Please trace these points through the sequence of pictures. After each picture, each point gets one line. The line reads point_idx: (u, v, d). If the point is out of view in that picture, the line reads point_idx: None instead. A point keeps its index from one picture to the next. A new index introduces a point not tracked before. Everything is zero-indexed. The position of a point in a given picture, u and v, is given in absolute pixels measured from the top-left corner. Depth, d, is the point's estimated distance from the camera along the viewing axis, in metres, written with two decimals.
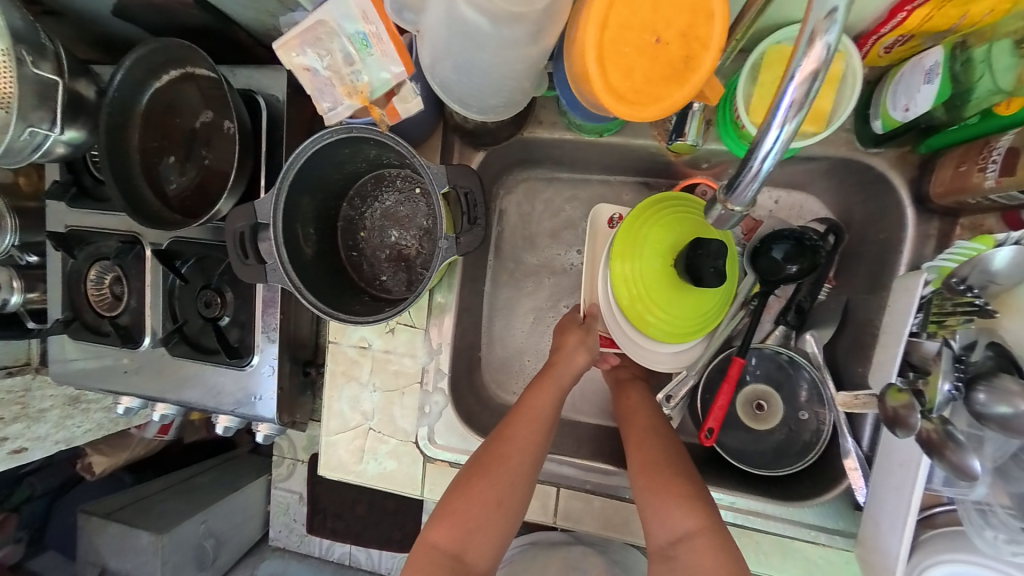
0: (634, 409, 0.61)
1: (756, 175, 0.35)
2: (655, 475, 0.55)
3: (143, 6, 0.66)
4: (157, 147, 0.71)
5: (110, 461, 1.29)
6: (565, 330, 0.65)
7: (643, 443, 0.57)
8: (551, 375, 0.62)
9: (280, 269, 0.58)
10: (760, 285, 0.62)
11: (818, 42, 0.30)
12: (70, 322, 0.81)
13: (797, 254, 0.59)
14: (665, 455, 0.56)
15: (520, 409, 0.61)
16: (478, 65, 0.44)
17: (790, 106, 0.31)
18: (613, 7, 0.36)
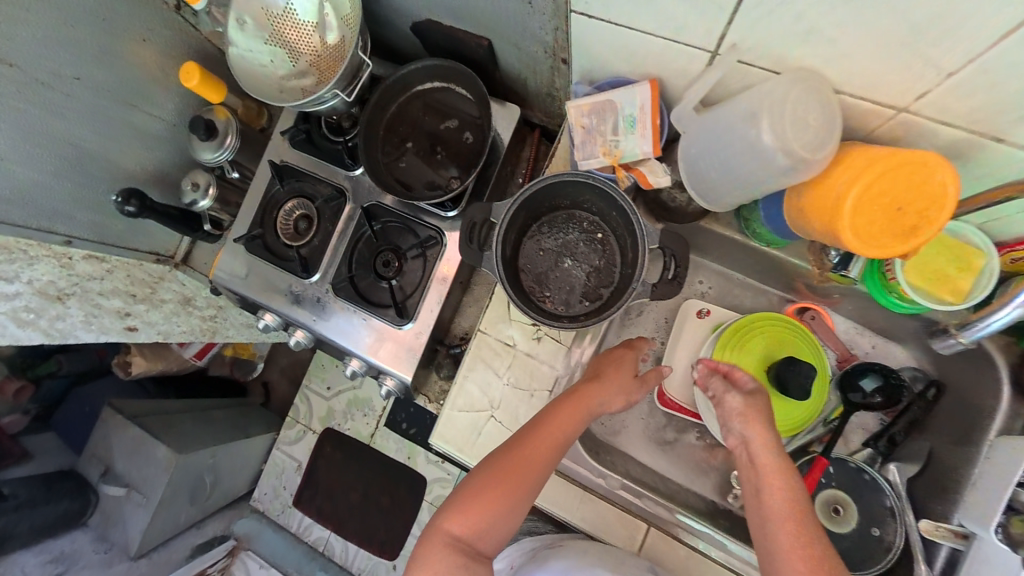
0: (759, 435, 0.66)
1: None
2: (784, 499, 0.60)
3: (440, 33, 0.82)
4: (400, 130, 0.86)
5: (147, 366, 1.55)
6: (601, 366, 0.75)
7: (776, 466, 0.63)
8: (580, 399, 0.70)
9: (494, 259, 0.70)
10: (842, 407, 0.79)
11: None
12: (254, 238, 0.92)
13: (884, 389, 0.74)
14: (797, 485, 0.61)
15: (544, 423, 0.69)
16: (738, 173, 0.59)
17: None
18: (878, 177, 0.48)
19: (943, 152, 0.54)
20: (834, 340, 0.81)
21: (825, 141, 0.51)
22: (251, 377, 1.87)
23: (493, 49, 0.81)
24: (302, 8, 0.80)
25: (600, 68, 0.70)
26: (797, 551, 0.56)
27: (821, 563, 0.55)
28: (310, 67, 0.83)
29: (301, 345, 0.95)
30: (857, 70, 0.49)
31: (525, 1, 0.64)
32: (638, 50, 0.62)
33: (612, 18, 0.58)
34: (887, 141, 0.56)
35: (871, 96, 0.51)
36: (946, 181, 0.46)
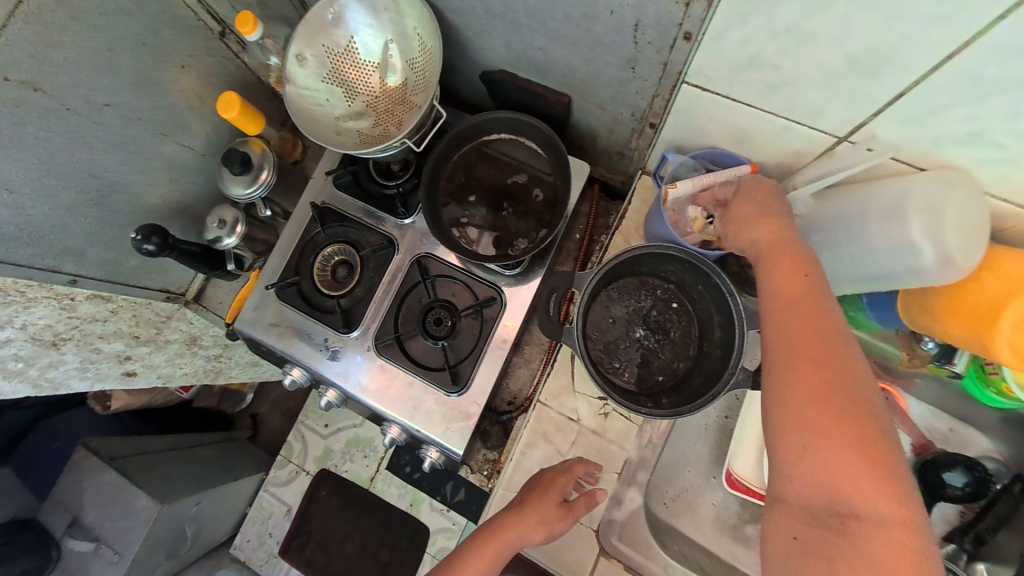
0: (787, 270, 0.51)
1: None
2: (814, 344, 0.47)
3: (518, 86, 0.78)
4: (464, 182, 0.80)
5: (131, 399, 1.42)
6: (529, 490, 0.68)
7: (802, 301, 0.49)
8: (496, 541, 0.63)
9: (577, 334, 0.64)
10: (922, 498, 0.74)
11: None
12: (288, 286, 0.83)
13: (969, 481, 0.70)
14: (833, 327, 0.47)
15: (455, 564, 0.63)
16: (866, 267, 0.55)
17: None
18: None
19: None
20: (907, 424, 0.78)
21: (973, 248, 0.49)
22: (240, 410, 1.76)
23: (571, 107, 0.78)
24: (365, 46, 0.75)
25: (695, 137, 0.67)
26: (810, 405, 0.46)
27: (854, 428, 0.44)
28: (367, 108, 0.78)
29: (332, 405, 0.85)
30: (1012, 177, 0.46)
31: (630, 66, 0.61)
32: (749, 127, 0.60)
33: (733, 95, 0.55)
34: (1014, 242, 0.54)
35: (1016, 200, 0.49)
36: None
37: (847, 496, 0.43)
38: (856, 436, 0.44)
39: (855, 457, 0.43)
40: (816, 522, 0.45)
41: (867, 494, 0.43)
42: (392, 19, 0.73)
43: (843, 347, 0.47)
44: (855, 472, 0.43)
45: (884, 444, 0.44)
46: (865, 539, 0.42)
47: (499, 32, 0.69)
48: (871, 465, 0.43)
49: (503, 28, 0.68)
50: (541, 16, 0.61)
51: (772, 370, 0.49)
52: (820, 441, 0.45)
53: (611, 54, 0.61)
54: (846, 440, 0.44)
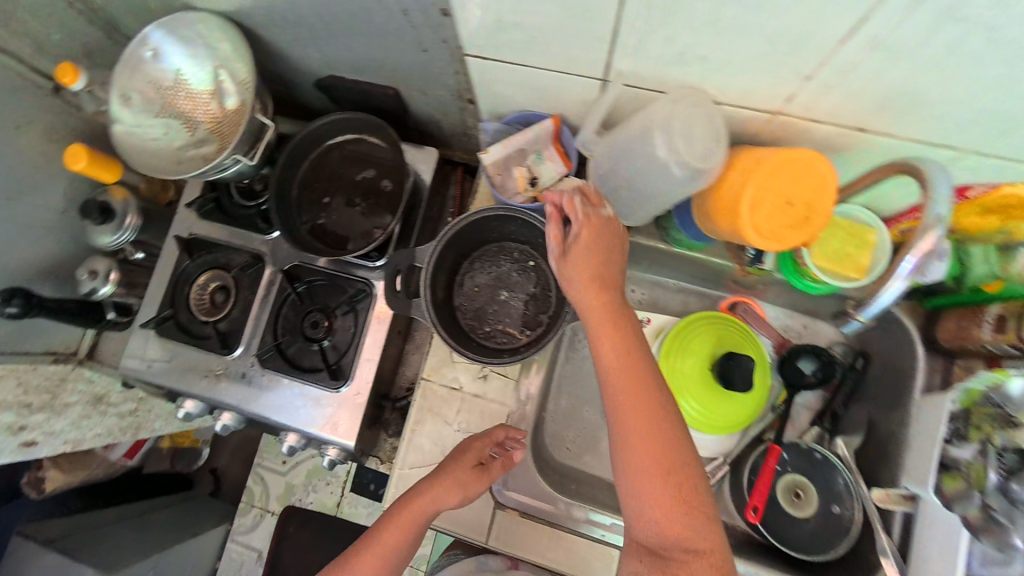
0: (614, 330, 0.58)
1: (879, 302, 0.55)
2: (643, 407, 0.55)
3: (348, 88, 0.82)
4: (316, 186, 0.83)
5: (64, 480, 1.35)
6: (450, 459, 0.70)
7: (629, 365, 0.57)
8: (410, 512, 0.68)
9: (424, 306, 0.68)
10: (786, 391, 0.82)
11: (930, 237, 0.49)
12: (165, 320, 0.85)
13: (818, 366, 0.78)
14: (654, 391, 0.56)
15: (376, 534, 0.69)
16: (647, 190, 0.61)
17: (910, 269, 0.51)
18: (765, 180, 0.51)
19: (824, 148, 0.59)
20: (768, 328, 0.84)
21: (713, 152, 0.55)
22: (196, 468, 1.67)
23: (401, 97, 0.82)
24: (195, 76, 0.77)
25: (504, 104, 0.71)
26: (647, 459, 0.54)
27: (675, 485, 0.53)
28: (211, 134, 0.80)
29: (229, 430, 0.85)
30: (732, 84, 0.52)
31: (422, 48, 0.65)
32: (536, 84, 0.64)
33: (504, 56, 0.60)
34: (772, 141, 0.60)
35: (749, 103, 0.55)
36: (827, 178, 0.51)
37: (667, 537, 0.53)
38: (680, 479, 0.54)
39: (680, 498, 0.53)
40: (661, 557, 0.53)
41: (694, 530, 0.52)
42: (213, 48, 0.76)
43: (659, 389, 0.56)
44: (678, 513, 0.53)
45: (694, 491, 0.54)
46: (687, 565, 0.51)
47: (308, 38, 0.73)
48: (682, 509, 0.53)
49: (309, 35, 0.72)
50: (329, 16, 0.65)
51: (614, 430, 0.56)
52: (649, 496, 0.54)
53: (402, 40, 0.65)
54: (670, 496, 0.53)
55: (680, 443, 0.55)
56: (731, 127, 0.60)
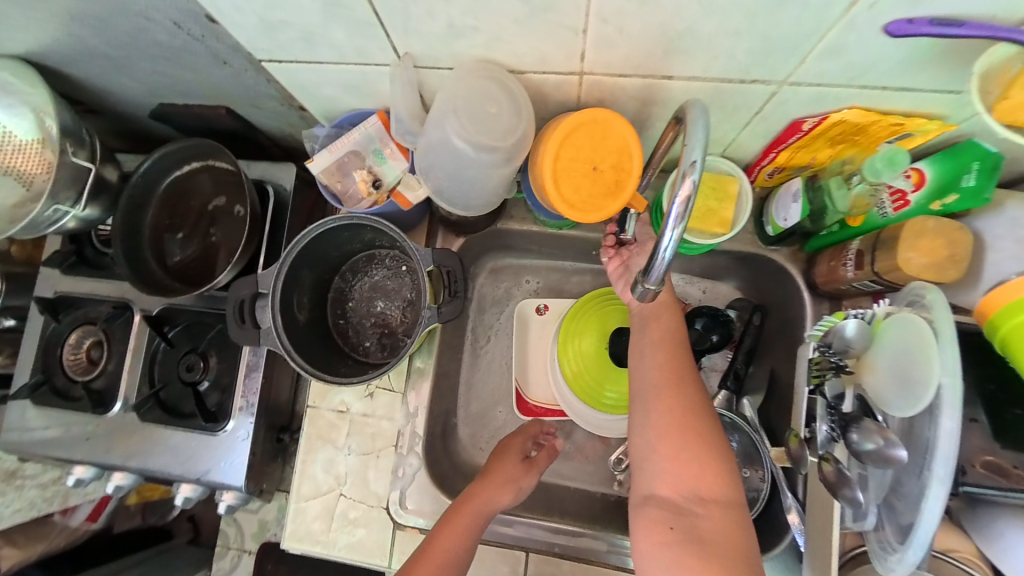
0: (662, 321, 0.61)
1: (663, 261, 0.40)
2: (672, 356, 0.58)
3: (182, 113, 0.77)
4: (168, 224, 0.79)
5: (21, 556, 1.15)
6: (499, 460, 0.69)
7: (668, 337, 0.60)
8: (467, 510, 0.63)
9: (275, 334, 0.64)
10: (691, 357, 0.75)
11: (687, 178, 0.37)
12: (38, 386, 0.81)
13: (714, 326, 0.73)
14: (680, 358, 0.58)
15: (428, 548, 0.61)
16: (465, 180, 0.57)
17: (677, 217, 0.38)
18: (565, 145, 0.48)
19: (646, 102, 0.55)
20: None
21: (512, 129, 0.52)
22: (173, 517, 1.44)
23: (238, 114, 0.76)
24: (20, 127, 0.68)
25: (331, 108, 0.67)
26: (670, 411, 0.55)
27: (687, 424, 0.54)
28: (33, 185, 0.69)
29: (124, 490, 0.81)
30: (516, 51, 0.48)
31: (221, 61, 0.63)
32: (343, 82, 0.60)
33: (293, 58, 0.56)
34: (595, 104, 0.56)
35: (549, 68, 0.50)
36: (627, 136, 0.48)
37: (685, 486, 0.52)
38: (693, 429, 0.54)
39: (698, 449, 0.53)
40: (682, 512, 0.51)
41: (711, 478, 0.52)
42: (29, 95, 0.68)
43: (695, 405, 0.55)
44: (697, 468, 0.53)
45: (708, 432, 0.54)
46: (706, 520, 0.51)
47: (116, 70, 0.68)
48: (701, 453, 0.53)
49: (114, 65, 0.67)
50: (113, 39, 0.61)
51: (645, 376, 0.58)
52: (670, 437, 0.54)
53: (198, 55, 0.61)
54: (684, 436, 0.53)
55: (699, 397, 0.56)
56: (546, 95, 0.55)
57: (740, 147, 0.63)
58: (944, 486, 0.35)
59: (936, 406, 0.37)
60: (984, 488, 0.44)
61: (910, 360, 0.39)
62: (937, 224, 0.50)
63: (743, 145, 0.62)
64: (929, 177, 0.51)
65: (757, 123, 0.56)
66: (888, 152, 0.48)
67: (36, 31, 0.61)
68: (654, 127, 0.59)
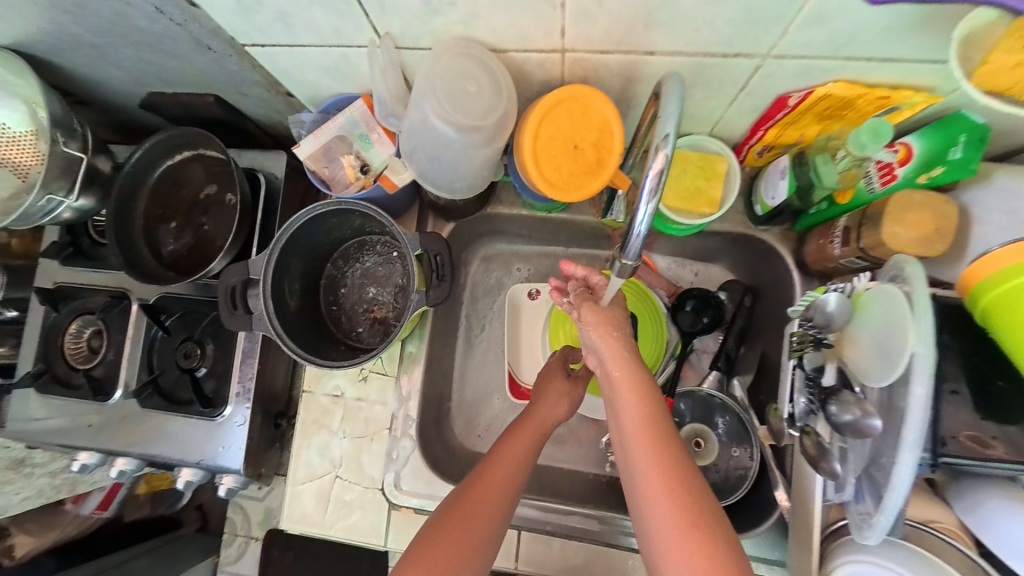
0: (640, 404, 0.52)
1: (638, 235, 0.40)
2: (653, 438, 0.50)
3: (171, 102, 0.78)
4: (161, 214, 0.79)
5: (34, 542, 1.18)
6: (548, 379, 0.69)
7: (645, 417, 0.51)
8: (531, 423, 0.63)
9: (267, 319, 0.65)
10: (682, 341, 0.76)
11: (660, 153, 0.37)
12: (40, 375, 0.82)
13: (705, 307, 0.73)
14: (667, 454, 0.49)
15: (495, 456, 0.60)
16: (447, 162, 0.57)
17: (650, 191, 0.38)
18: (545, 124, 0.48)
19: (628, 79, 0.54)
20: (660, 280, 0.78)
21: (493, 109, 0.52)
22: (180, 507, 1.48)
23: (226, 102, 0.77)
24: (10, 119, 0.68)
25: (317, 93, 0.67)
26: (667, 512, 0.46)
27: (687, 521, 0.46)
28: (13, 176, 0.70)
29: (126, 475, 0.82)
30: (495, 28, 0.48)
31: (205, 47, 0.63)
32: (326, 65, 0.60)
33: (275, 41, 0.56)
34: (579, 83, 0.56)
35: (530, 45, 0.50)
36: (607, 113, 0.48)
37: None
38: (699, 545, 0.44)
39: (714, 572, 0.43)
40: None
41: None
42: (17, 86, 0.68)
43: (692, 492, 0.47)
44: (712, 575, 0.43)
45: (713, 524, 0.46)
46: None
47: (102, 58, 0.68)
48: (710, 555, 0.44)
49: (100, 54, 0.67)
50: (97, 26, 0.61)
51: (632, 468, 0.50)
52: (672, 542, 0.45)
53: (182, 40, 0.61)
54: (686, 536, 0.45)
55: (695, 483, 0.48)
56: (528, 74, 0.55)
57: (728, 125, 0.62)
58: (913, 454, 0.36)
59: (908, 376, 0.37)
60: (966, 460, 0.44)
61: (888, 332, 0.39)
62: (923, 197, 0.49)
63: (731, 123, 0.61)
64: (917, 150, 0.51)
65: (743, 99, 0.56)
66: (874, 124, 0.47)
67: (21, 20, 0.61)
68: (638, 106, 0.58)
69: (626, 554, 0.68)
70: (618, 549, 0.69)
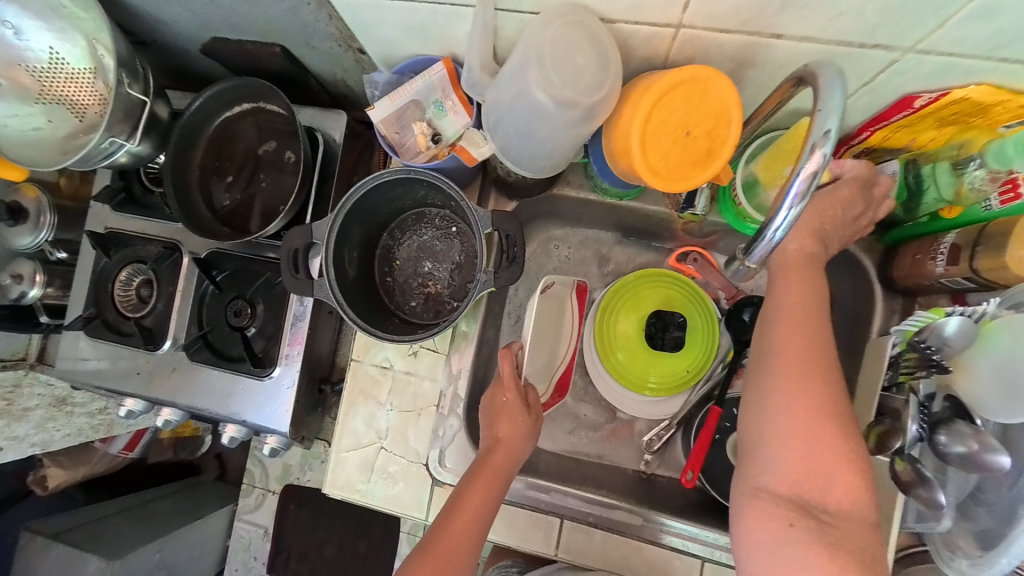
0: (799, 290, 0.48)
1: (770, 243, 0.38)
2: (805, 325, 0.47)
3: (234, 50, 0.74)
4: (216, 166, 0.77)
5: (67, 475, 1.24)
6: (499, 415, 0.65)
7: (805, 309, 0.48)
8: (492, 468, 0.62)
9: (327, 285, 0.63)
10: (735, 349, 0.74)
11: (817, 152, 0.34)
12: (91, 319, 0.82)
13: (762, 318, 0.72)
14: (821, 350, 0.46)
15: (457, 503, 0.60)
16: (537, 139, 0.54)
17: (797, 195, 0.35)
18: (659, 105, 0.45)
19: (740, 64, 0.50)
20: (719, 279, 0.76)
21: (598, 83, 0.48)
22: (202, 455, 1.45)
23: (291, 55, 0.73)
24: (71, 55, 0.66)
25: (392, 53, 0.63)
26: (805, 400, 0.45)
27: (822, 409, 0.44)
28: (94, 119, 0.69)
29: (171, 425, 0.84)
30: None
31: None
32: (410, 23, 0.56)
33: None
34: (684, 63, 0.52)
35: (643, 18, 0.46)
36: (728, 97, 0.44)
37: (814, 484, 0.43)
38: (828, 434, 0.44)
39: (837, 457, 0.43)
40: (806, 510, 0.43)
41: (848, 482, 0.43)
42: (81, 20, 0.66)
43: (834, 385, 0.45)
44: (830, 462, 0.43)
45: (846, 422, 0.44)
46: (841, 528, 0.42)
47: None
48: (838, 442, 0.44)
49: None
50: None
51: (771, 348, 0.47)
52: (801, 422, 0.44)
53: None
54: (815, 422, 0.44)
55: (837, 374, 0.46)
56: (631, 48, 0.51)
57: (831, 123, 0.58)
58: None
59: None
60: None
61: (1022, 371, 0.42)
62: None
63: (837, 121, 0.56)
64: None
65: (861, 96, 0.51)
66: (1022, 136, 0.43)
67: None
68: (742, 94, 0.55)
69: (670, 553, 0.68)
70: (660, 547, 0.68)
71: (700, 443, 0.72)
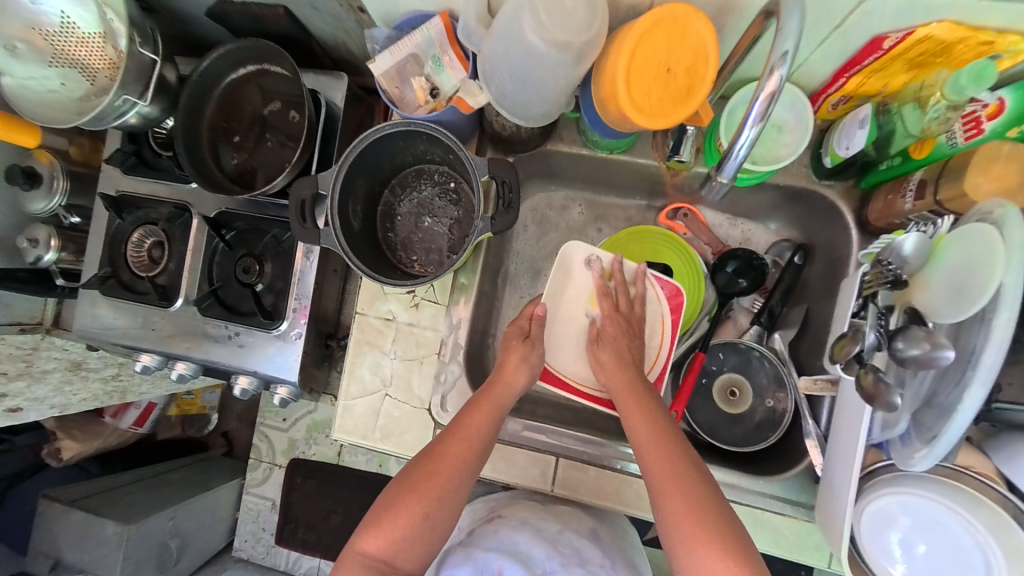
0: (622, 387, 0.65)
1: (736, 157, 0.47)
2: (640, 412, 0.62)
3: (240, 13, 0.77)
4: (224, 127, 0.81)
5: (81, 447, 1.26)
6: (509, 345, 0.69)
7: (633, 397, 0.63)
8: (491, 394, 0.66)
9: (334, 234, 0.67)
10: (718, 303, 0.78)
11: (775, 74, 0.41)
12: (106, 279, 0.85)
13: (745, 270, 0.76)
14: (657, 428, 0.60)
15: (455, 429, 0.64)
16: (530, 84, 0.57)
17: (757, 115, 0.43)
18: (642, 43, 0.49)
19: (721, 9, 0.53)
20: (707, 235, 0.80)
21: (586, 25, 0.51)
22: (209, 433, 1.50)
23: (295, 16, 0.76)
24: (83, 19, 0.70)
25: (391, 10, 0.66)
26: (658, 469, 0.57)
27: (669, 470, 0.56)
28: (108, 82, 0.72)
29: (185, 380, 0.87)
30: None
31: None
32: None
33: None
34: None
35: None
36: (705, 35, 0.48)
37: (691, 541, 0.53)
38: (680, 491, 0.55)
39: (694, 510, 0.54)
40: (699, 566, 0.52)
41: (706, 522, 0.53)
42: None
43: (671, 448, 0.58)
44: (695, 516, 0.53)
45: (689, 473, 0.56)
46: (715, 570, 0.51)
47: None
48: (684, 493, 0.55)
49: None
50: None
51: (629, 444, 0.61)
52: (662, 489, 0.56)
53: None
54: (668, 484, 0.56)
55: (677, 441, 0.59)
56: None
57: (809, 71, 0.61)
58: (982, 382, 0.40)
59: (994, 306, 0.40)
60: None
61: (968, 272, 0.43)
62: (1012, 150, 0.51)
63: (815, 68, 0.60)
64: (1008, 106, 0.50)
65: (834, 40, 0.54)
66: (977, 65, 0.47)
67: None
68: (722, 41, 0.58)
69: None
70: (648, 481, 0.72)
71: (688, 389, 0.74)
